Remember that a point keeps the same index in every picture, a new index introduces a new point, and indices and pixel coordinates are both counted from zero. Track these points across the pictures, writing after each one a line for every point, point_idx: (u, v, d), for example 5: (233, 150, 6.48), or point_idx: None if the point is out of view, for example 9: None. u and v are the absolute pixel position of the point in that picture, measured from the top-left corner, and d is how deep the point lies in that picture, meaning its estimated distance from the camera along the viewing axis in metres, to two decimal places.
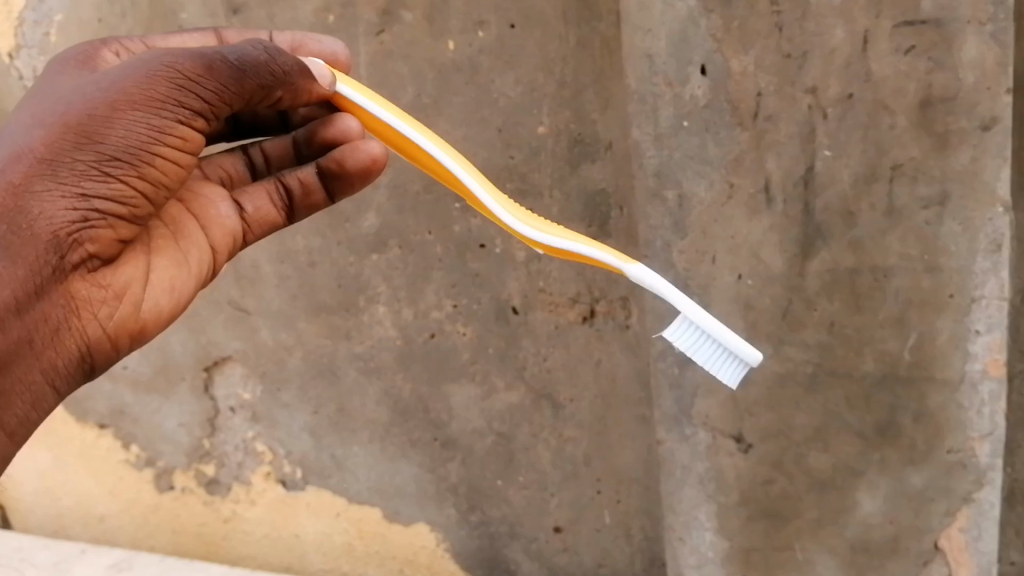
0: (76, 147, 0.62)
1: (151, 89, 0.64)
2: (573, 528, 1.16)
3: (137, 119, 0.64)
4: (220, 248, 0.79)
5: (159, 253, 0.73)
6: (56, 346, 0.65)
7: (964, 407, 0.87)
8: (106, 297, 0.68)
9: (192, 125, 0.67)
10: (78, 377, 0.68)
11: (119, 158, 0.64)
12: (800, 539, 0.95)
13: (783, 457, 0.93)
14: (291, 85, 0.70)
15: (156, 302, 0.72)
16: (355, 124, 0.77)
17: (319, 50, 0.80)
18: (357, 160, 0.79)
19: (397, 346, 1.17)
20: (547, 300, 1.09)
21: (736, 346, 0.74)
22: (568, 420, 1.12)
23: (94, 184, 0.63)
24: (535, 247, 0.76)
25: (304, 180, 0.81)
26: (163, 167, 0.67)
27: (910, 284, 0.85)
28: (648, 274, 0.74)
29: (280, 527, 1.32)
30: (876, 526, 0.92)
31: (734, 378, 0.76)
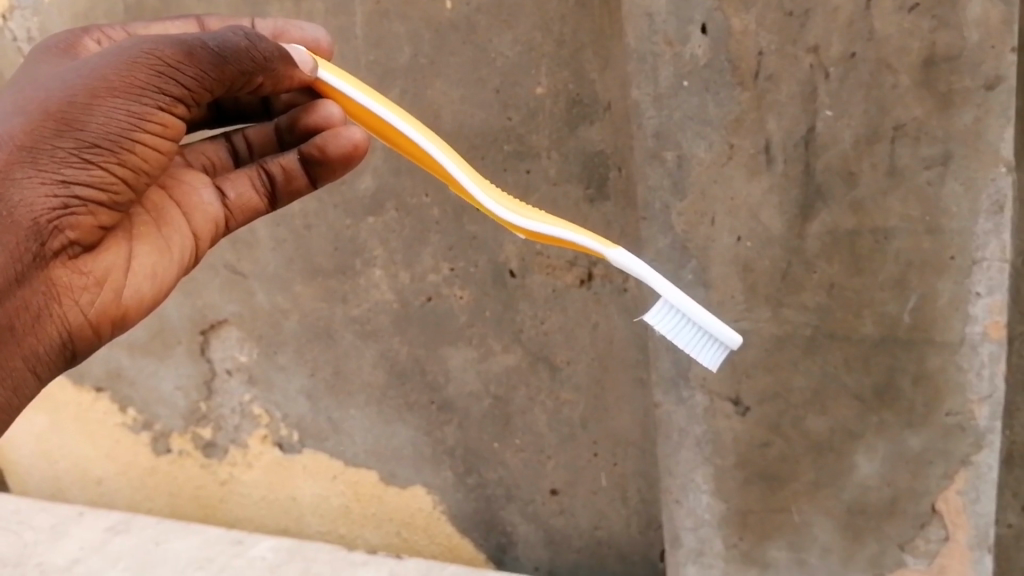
0: (55, 134, 0.63)
1: (130, 75, 0.64)
2: (570, 490, 1.17)
3: (116, 106, 0.64)
4: (202, 234, 0.78)
5: (141, 239, 0.73)
6: (37, 332, 0.65)
7: (963, 369, 0.86)
8: (88, 284, 0.68)
9: (171, 112, 0.67)
10: (60, 364, 0.68)
11: (98, 144, 0.64)
12: (797, 502, 0.95)
13: (781, 419, 0.93)
14: (272, 72, 0.70)
15: (139, 288, 0.72)
16: (336, 110, 0.75)
17: (301, 37, 0.79)
18: (338, 146, 0.78)
19: (393, 308, 1.17)
20: (545, 263, 1.07)
21: (716, 330, 0.77)
22: (566, 383, 1.12)
23: (73, 170, 0.64)
24: (515, 232, 0.76)
25: (286, 166, 0.80)
26: (144, 154, 0.67)
27: (910, 246, 0.84)
28: (629, 259, 0.75)
29: (277, 490, 1.33)
30: (873, 488, 0.92)
31: (714, 360, 0.79)
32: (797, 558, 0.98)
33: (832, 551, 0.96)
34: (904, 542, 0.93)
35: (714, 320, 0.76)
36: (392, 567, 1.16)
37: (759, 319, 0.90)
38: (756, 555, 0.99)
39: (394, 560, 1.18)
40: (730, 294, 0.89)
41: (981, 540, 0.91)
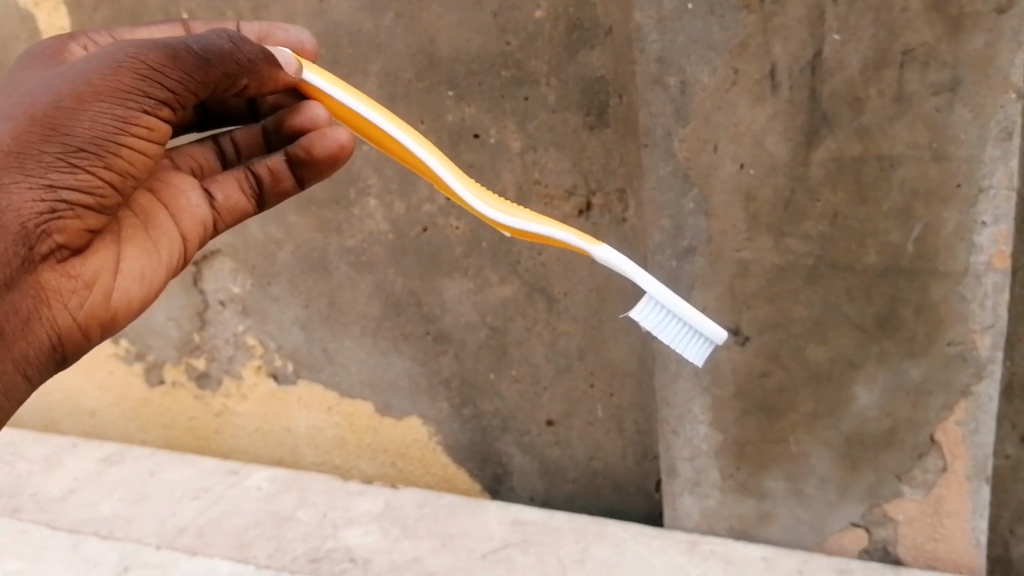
0: (42, 138, 0.62)
1: (115, 80, 0.64)
2: (566, 421, 1.17)
3: (103, 110, 0.64)
4: (190, 236, 0.78)
5: (130, 241, 0.72)
6: (27, 337, 0.64)
7: (967, 300, 0.85)
8: (76, 287, 0.67)
9: (156, 115, 0.66)
10: (50, 368, 0.67)
11: (85, 148, 0.64)
12: (795, 433, 0.97)
13: (780, 349, 0.93)
14: (257, 73, 0.70)
15: (128, 292, 0.71)
16: (322, 111, 0.77)
17: (285, 40, 0.80)
18: (325, 147, 0.78)
19: (389, 240, 1.15)
20: (543, 193, 1.04)
21: (703, 325, 0.77)
22: (563, 314, 1.11)
23: (60, 174, 0.63)
24: (501, 230, 0.77)
25: (273, 168, 0.81)
26: (130, 157, 0.66)
27: (916, 173, 0.82)
28: (612, 254, 0.76)
29: (272, 420, 1.33)
30: (872, 419, 0.93)
31: (700, 355, 0.79)
32: (794, 488, 1.00)
33: (830, 481, 0.98)
34: (901, 472, 0.94)
35: (700, 316, 0.76)
36: (387, 498, 1.17)
37: (760, 250, 0.89)
38: (753, 485, 1.02)
39: (390, 491, 1.18)
40: (731, 223, 0.88)
41: (979, 471, 0.92)
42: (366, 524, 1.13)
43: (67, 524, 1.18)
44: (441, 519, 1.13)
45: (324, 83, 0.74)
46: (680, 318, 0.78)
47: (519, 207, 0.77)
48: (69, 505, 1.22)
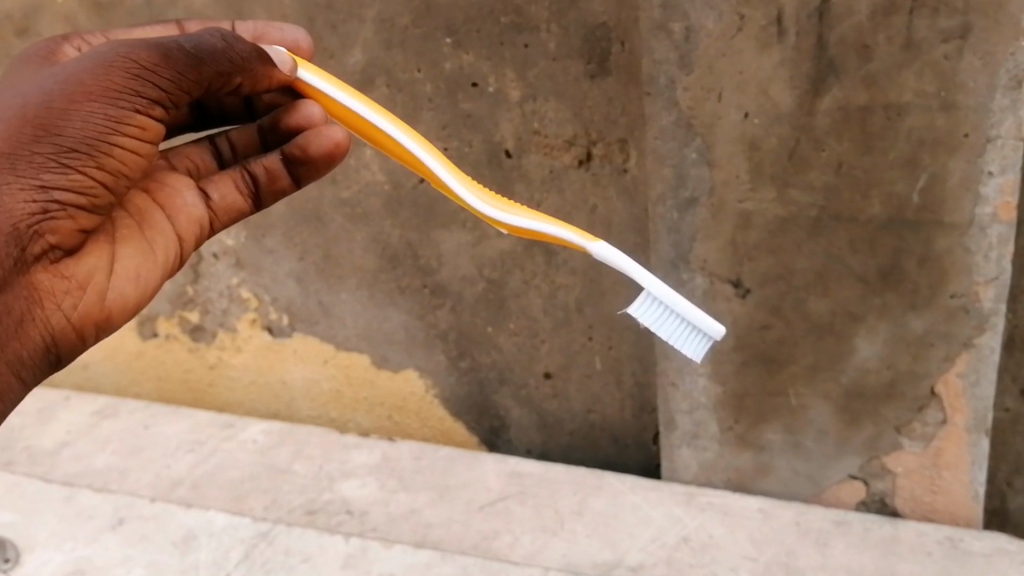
0: (33, 139, 0.61)
1: (107, 79, 0.63)
2: (564, 374, 1.16)
3: (94, 110, 0.62)
4: (186, 236, 0.75)
5: (124, 241, 0.71)
6: (20, 337, 0.63)
7: (971, 251, 0.84)
8: (69, 287, 0.66)
9: (149, 114, 0.65)
10: (45, 369, 0.66)
11: (77, 148, 0.62)
12: (794, 385, 0.97)
13: (782, 301, 0.92)
14: (251, 72, 0.68)
15: (122, 292, 0.69)
16: (317, 110, 0.74)
17: (280, 39, 0.78)
18: (320, 145, 0.75)
19: (385, 191, 1.13)
20: (542, 142, 1.03)
21: (699, 318, 0.75)
22: (562, 267, 1.09)
23: (52, 175, 0.62)
24: (497, 226, 0.75)
25: (269, 166, 0.77)
26: (123, 156, 0.65)
27: (923, 123, 0.80)
28: (611, 251, 0.74)
29: (267, 373, 1.32)
30: (872, 371, 0.93)
31: (698, 351, 0.77)
32: (792, 440, 1.01)
33: (828, 434, 0.99)
34: (901, 424, 0.96)
35: (695, 308, 0.74)
36: (384, 451, 1.17)
37: (763, 201, 0.87)
38: (751, 438, 1.03)
39: (388, 443, 1.18)
40: (735, 174, 0.87)
41: (980, 424, 0.93)
42: (364, 476, 1.13)
43: (61, 477, 1.18)
44: (438, 471, 1.13)
45: (320, 82, 0.72)
46: (676, 312, 0.76)
47: (520, 206, 0.75)
48: (63, 459, 1.21)
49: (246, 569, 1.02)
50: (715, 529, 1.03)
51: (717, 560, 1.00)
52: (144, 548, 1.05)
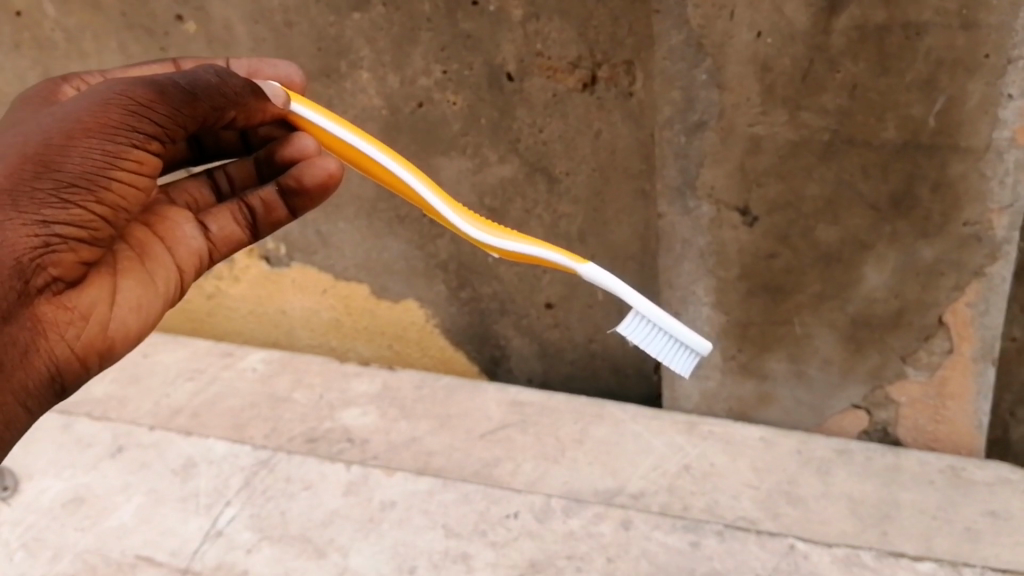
0: (34, 175, 0.59)
1: (104, 116, 0.61)
2: (565, 304, 1.14)
3: (93, 146, 0.61)
4: (186, 267, 0.73)
5: (126, 271, 0.68)
6: (25, 367, 0.61)
7: (987, 177, 0.82)
8: (72, 318, 0.64)
9: (146, 149, 0.63)
10: (49, 399, 0.64)
11: (77, 184, 0.60)
12: (799, 314, 0.96)
13: (789, 229, 0.90)
14: (245, 106, 0.67)
15: (124, 321, 0.67)
16: (311, 142, 0.73)
17: (274, 74, 0.77)
18: (314, 176, 0.73)
19: (382, 116, 1.08)
20: (545, 65, 0.98)
21: (686, 336, 0.77)
22: (564, 195, 1.06)
23: (53, 210, 0.60)
24: (490, 251, 0.76)
25: (266, 198, 0.75)
26: (121, 191, 0.63)
27: (943, 42, 0.77)
28: (599, 273, 0.75)
29: (265, 304, 1.31)
30: (880, 301, 0.92)
31: (687, 367, 0.79)
32: (796, 369, 1.01)
33: (833, 363, 0.98)
34: (906, 354, 0.96)
35: (683, 327, 0.76)
36: (385, 380, 1.16)
37: (774, 125, 0.85)
38: (754, 367, 1.02)
39: (389, 373, 1.17)
40: (746, 96, 0.84)
41: (986, 352, 0.94)
42: (364, 406, 1.12)
43: (60, 406, 1.16)
44: (439, 400, 1.12)
45: (313, 114, 0.72)
46: (666, 331, 0.78)
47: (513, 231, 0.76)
48: None
49: (247, 497, 1.01)
50: (716, 457, 1.03)
51: (717, 488, 0.99)
52: (143, 475, 1.05)
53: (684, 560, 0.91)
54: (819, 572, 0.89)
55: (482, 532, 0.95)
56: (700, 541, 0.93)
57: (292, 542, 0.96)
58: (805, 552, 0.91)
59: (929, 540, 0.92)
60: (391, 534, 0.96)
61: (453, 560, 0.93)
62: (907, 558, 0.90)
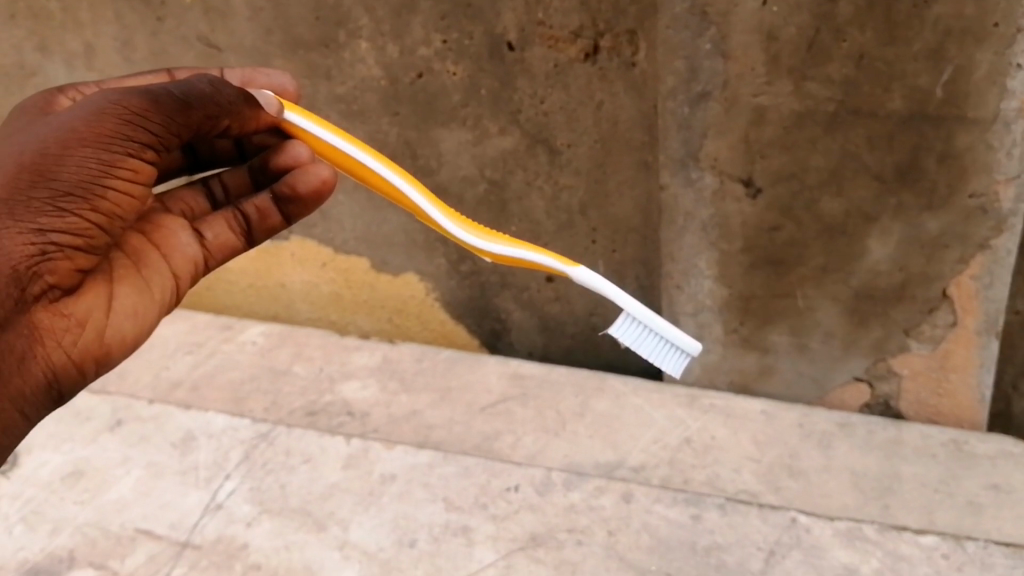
0: (30, 184, 0.62)
1: (98, 126, 0.64)
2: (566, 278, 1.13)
3: (88, 155, 0.63)
4: (181, 274, 0.75)
5: (122, 278, 0.71)
6: (22, 374, 0.64)
7: (994, 149, 0.82)
8: (69, 325, 0.67)
9: (141, 157, 0.66)
10: (46, 404, 0.67)
11: (72, 192, 0.63)
12: (802, 288, 0.95)
13: (793, 201, 0.89)
14: (238, 114, 0.69)
15: (120, 328, 0.70)
16: (305, 150, 0.74)
17: (267, 83, 0.81)
18: (308, 183, 0.75)
19: (381, 87, 1.06)
20: (547, 35, 0.95)
21: (674, 336, 0.78)
22: (565, 167, 1.03)
23: (49, 219, 0.63)
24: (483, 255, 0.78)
25: (260, 205, 0.77)
26: (116, 199, 0.66)
27: (951, 11, 0.75)
28: (593, 276, 0.76)
29: (265, 277, 1.30)
30: (884, 274, 0.92)
31: (677, 367, 0.79)
32: (798, 343, 1.00)
33: (835, 336, 0.98)
34: (910, 327, 0.95)
35: (670, 326, 0.77)
36: (385, 353, 1.16)
37: (779, 95, 0.83)
38: (756, 340, 1.02)
39: (389, 346, 1.17)
40: (751, 66, 0.83)
41: (989, 327, 0.93)
42: (364, 378, 1.12)
43: None
44: (440, 373, 1.12)
45: (306, 121, 0.74)
46: (655, 331, 0.78)
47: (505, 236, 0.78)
48: None
49: (247, 470, 1.01)
50: (717, 430, 1.02)
51: (719, 461, 0.99)
52: (143, 449, 1.05)
53: (686, 533, 0.91)
54: (821, 545, 0.89)
55: (483, 505, 0.95)
56: (701, 514, 0.92)
57: (292, 515, 0.95)
58: (806, 525, 0.91)
59: (931, 513, 0.92)
60: (391, 507, 0.95)
61: (454, 533, 0.92)
62: (909, 531, 0.90)
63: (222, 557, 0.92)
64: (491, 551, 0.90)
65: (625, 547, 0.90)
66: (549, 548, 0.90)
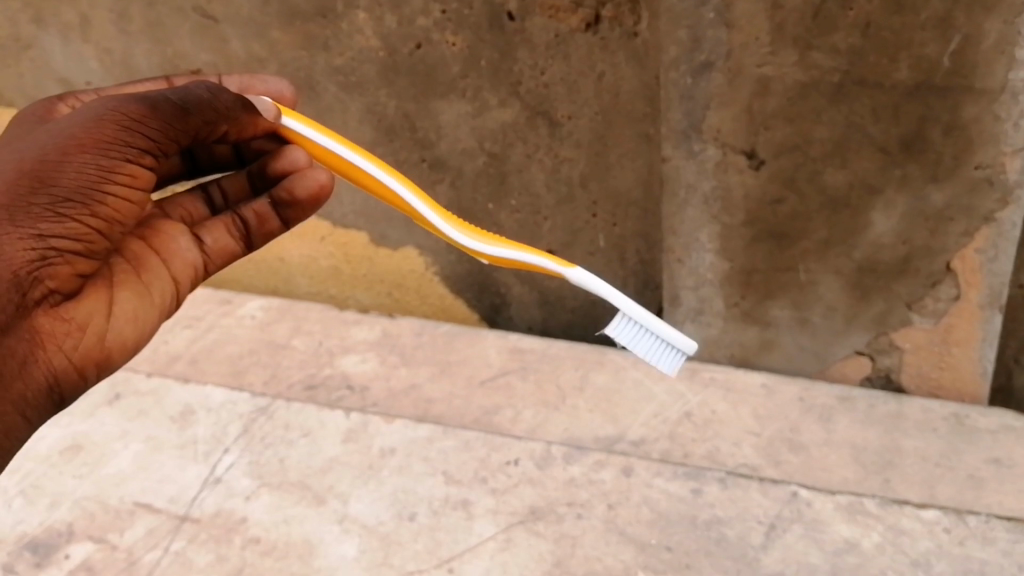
0: (29, 191, 0.62)
1: (97, 132, 0.64)
2: (566, 253, 1.11)
3: (87, 161, 0.64)
4: (182, 279, 0.76)
5: (123, 283, 0.71)
6: (24, 378, 0.65)
7: (1001, 120, 0.80)
8: (70, 330, 0.67)
9: (140, 162, 0.66)
10: (48, 408, 0.68)
11: (71, 198, 0.63)
12: (804, 261, 0.94)
13: (797, 173, 0.88)
14: (235, 120, 0.71)
15: (121, 332, 0.70)
16: (302, 155, 0.76)
17: (265, 90, 0.82)
18: (305, 188, 0.77)
19: (380, 58, 1.04)
20: (547, 4, 0.93)
21: (669, 334, 0.78)
22: (566, 140, 1.02)
23: (48, 224, 0.63)
24: (478, 257, 0.78)
25: (259, 211, 0.79)
26: (116, 205, 0.66)
27: None
28: (587, 277, 0.77)
29: (264, 252, 1.29)
30: (887, 247, 0.91)
31: (672, 366, 0.79)
32: (799, 317, 0.99)
33: (837, 310, 0.97)
34: (912, 301, 0.95)
35: (665, 325, 0.77)
36: (385, 327, 1.15)
37: (783, 65, 0.82)
38: (757, 314, 1.01)
39: (388, 320, 1.16)
40: (754, 35, 0.82)
41: (993, 299, 0.93)
42: (364, 352, 1.11)
43: None
44: (439, 347, 1.11)
45: (302, 126, 0.75)
46: (651, 330, 0.79)
47: (500, 238, 0.78)
48: None
49: (246, 443, 1.00)
50: (717, 404, 1.02)
51: (719, 435, 0.99)
52: (141, 424, 1.04)
53: (686, 507, 0.91)
54: (822, 519, 0.89)
55: (482, 479, 0.94)
56: (701, 488, 0.92)
57: (291, 489, 0.95)
58: (807, 499, 0.91)
59: (931, 487, 0.91)
60: (391, 480, 0.95)
61: (454, 507, 0.92)
62: (910, 505, 0.90)
63: (221, 531, 0.92)
64: (490, 524, 0.90)
65: (625, 521, 0.90)
66: (549, 522, 0.90)
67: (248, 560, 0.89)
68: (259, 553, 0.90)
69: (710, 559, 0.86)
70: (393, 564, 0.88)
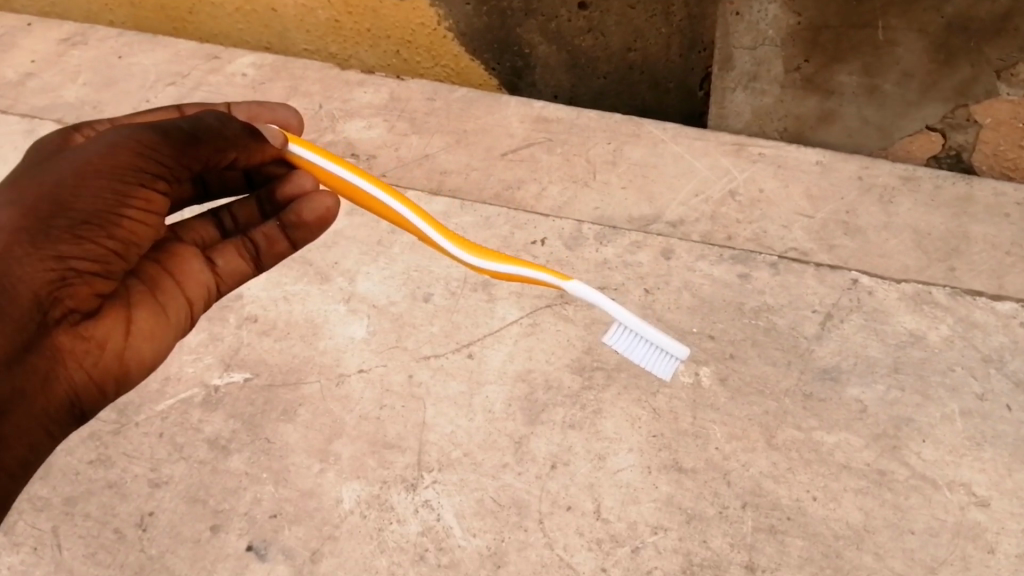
0: (48, 214, 0.56)
1: (112, 157, 0.58)
2: (602, 5, 0.95)
3: (104, 185, 0.58)
4: (194, 300, 0.67)
5: (139, 302, 0.63)
6: (46, 395, 0.57)
7: None
8: (91, 348, 0.60)
9: (154, 188, 0.60)
10: (70, 424, 0.61)
11: (90, 221, 0.57)
12: (885, 16, 0.81)
13: None
14: (245, 146, 0.63)
15: (142, 352, 0.63)
16: (309, 181, 0.68)
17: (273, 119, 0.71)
18: (313, 211, 0.68)
19: None
20: None
21: (661, 341, 0.68)
22: None
23: (68, 246, 0.57)
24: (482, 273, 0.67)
25: (268, 234, 0.69)
26: (132, 228, 0.60)
27: None
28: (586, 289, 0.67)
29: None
30: (986, 2, 0.77)
31: (667, 371, 0.70)
32: (868, 84, 0.87)
33: (913, 77, 0.85)
34: (1003, 68, 0.82)
35: (650, 328, 0.67)
36: (392, 90, 1.01)
37: None
38: (820, 80, 0.89)
39: (395, 81, 1.02)
40: None
41: None
42: (369, 118, 0.98)
43: (22, 109, 1.02)
44: (454, 114, 0.98)
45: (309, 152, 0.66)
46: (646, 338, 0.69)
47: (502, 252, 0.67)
48: (26, 91, 1.03)
49: None
50: (766, 182, 0.90)
51: (767, 216, 0.87)
52: None
53: (732, 293, 0.82)
54: (884, 308, 0.80)
55: None
56: (750, 274, 0.83)
57: (291, 265, 0.86)
58: (869, 287, 0.82)
59: (1002, 276, 0.82)
60: (403, 258, 0.86)
61: (473, 288, 0.84)
62: (984, 298, 0.81)
63: (214, 308, 0.84)
64: (514, 308, 0.82)
65: (663, 307, 0.81)
66: (579, 307, 0.81)
67: (246, 339, 0.82)
68: (258, 332, 0.82)
69: (757, 349, 0.78)
70: (407, 347, 0.80)
